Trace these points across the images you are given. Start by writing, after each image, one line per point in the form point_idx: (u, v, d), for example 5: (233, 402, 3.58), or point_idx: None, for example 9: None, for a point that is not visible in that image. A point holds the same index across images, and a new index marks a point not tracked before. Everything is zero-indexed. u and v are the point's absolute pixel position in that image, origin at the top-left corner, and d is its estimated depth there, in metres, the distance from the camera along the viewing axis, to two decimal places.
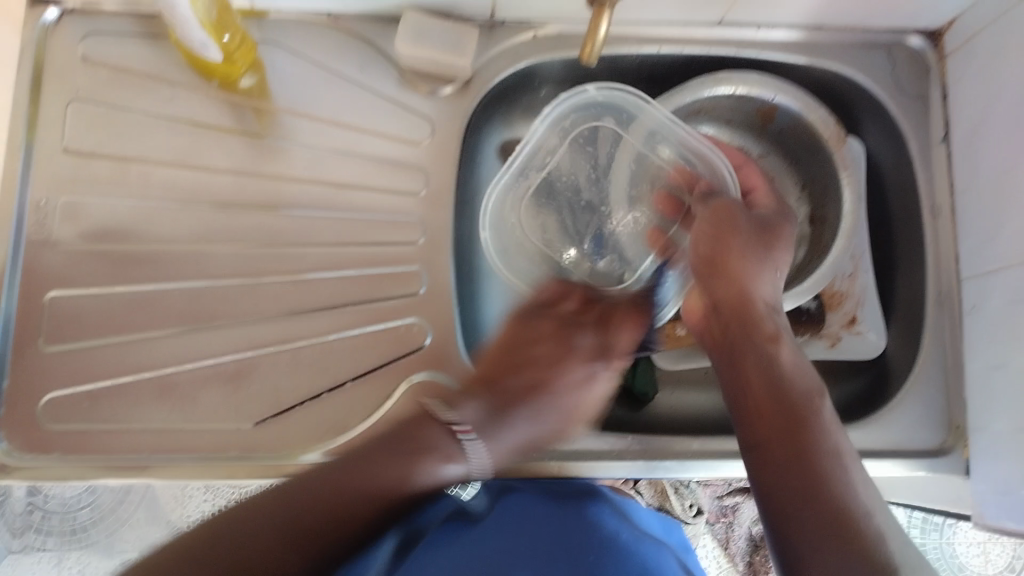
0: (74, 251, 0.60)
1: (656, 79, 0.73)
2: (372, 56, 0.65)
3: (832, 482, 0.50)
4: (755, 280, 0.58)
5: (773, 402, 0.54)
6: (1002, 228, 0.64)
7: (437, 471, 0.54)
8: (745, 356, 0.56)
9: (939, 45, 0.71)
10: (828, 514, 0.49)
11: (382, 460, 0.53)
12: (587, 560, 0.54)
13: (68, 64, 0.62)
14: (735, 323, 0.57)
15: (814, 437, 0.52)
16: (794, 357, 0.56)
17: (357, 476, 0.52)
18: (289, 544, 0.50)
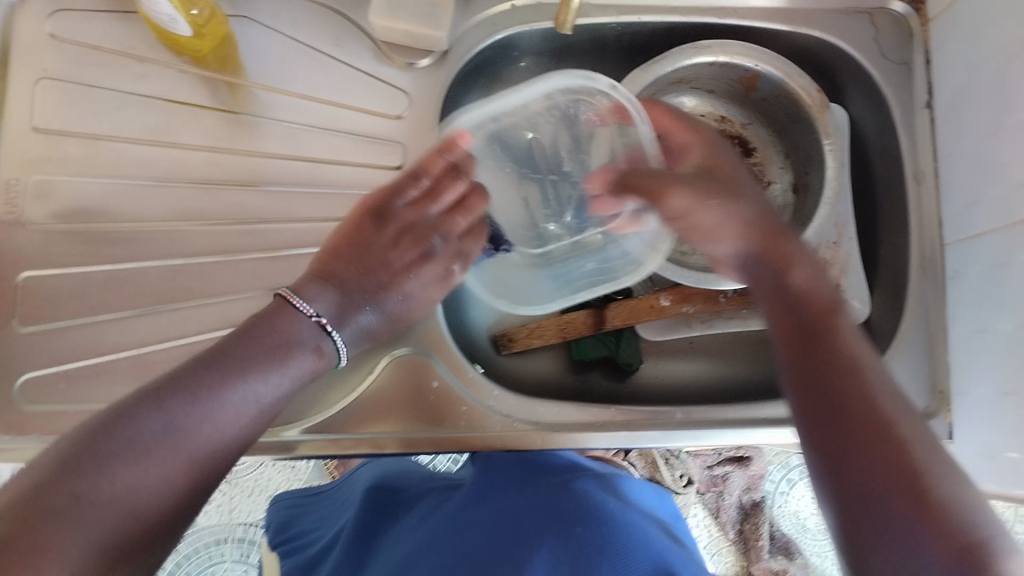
0: (48, 231, 0.60)
1: (638, 49, 0.73)
2: (347, 28, 0.64)
3: (866, 397, 0.46)
4: (718, 223, 0.55)
5: (797, 328, 0.51)
6: (984, 193, 0.63)
7: (267, 378, 0.50)
8: (772, 291, 0.54)
9: (922, 10, 0.71)
10: (879, 428, 0.45)
11: (228, 365, 0.49)
12: (576, 528, 0.54)
13: (36, 41, 0.61)
14: (765, 254, 0.55)
15: (839, 354, 0.49)
16: (807, 278, 0.54)
17: (206, 381, 0.48)
18: (171, 474, 0.45)
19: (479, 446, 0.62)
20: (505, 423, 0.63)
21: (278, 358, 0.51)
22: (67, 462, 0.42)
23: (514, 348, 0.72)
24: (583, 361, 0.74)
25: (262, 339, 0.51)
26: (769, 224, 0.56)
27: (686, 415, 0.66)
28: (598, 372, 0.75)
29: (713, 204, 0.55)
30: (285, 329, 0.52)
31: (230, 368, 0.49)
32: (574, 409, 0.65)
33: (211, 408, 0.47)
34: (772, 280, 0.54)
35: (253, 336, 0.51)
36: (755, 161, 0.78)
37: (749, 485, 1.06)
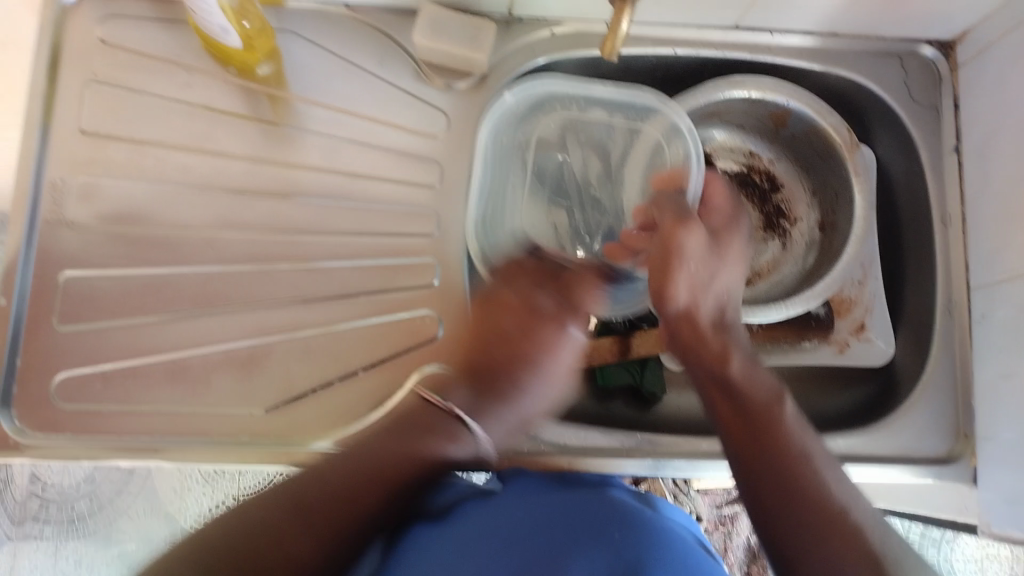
0: (90, 232, 0.61)
1: (670, 79, 0.74)
2: (389, 48, 0.66)
3: (809, 474, 0.52)
4: (684, 282, 0.58)
5: (741, 423, 0.55)
6: (1011, 240, 0.64)
7: (433, 448, 0.58)
8: (714, 388, 0.57)
9: (952, 55, 0.72)
10: (827, 516, 0.50)
11: (424, 433, 0.58)
12: (614, 538, 0.54)
13: (88, 46, 0.63)
14: (694, 346, 0.58)
15: (784, 441, 0.54)
16: (744, 367, 0.57)
17: (414, 445, 0.57)
18: (291, 535, 0.52)
19: (504, 463, 0.64)
20: (532, 445, 0.64)
21: (450, 433, 0.59)
22: (223, 565, 0.49)
23: None
24: (606, 388, 0.75)
25: (408, 430, 0.58)
26: (717, 310, 0.60)
27: (710, 444, 0.66)
28: (621, 400, 0.75)
29: (697, 256, 0.58)
30: (439, 429, 0.58)
31: (391, 452, 0.56)
32: (601, 434, 0.65)
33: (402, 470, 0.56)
34: (710, 374, 0.57)
35: (394, 434, 0.57)
36: (782, 196, 0.79)
37: None
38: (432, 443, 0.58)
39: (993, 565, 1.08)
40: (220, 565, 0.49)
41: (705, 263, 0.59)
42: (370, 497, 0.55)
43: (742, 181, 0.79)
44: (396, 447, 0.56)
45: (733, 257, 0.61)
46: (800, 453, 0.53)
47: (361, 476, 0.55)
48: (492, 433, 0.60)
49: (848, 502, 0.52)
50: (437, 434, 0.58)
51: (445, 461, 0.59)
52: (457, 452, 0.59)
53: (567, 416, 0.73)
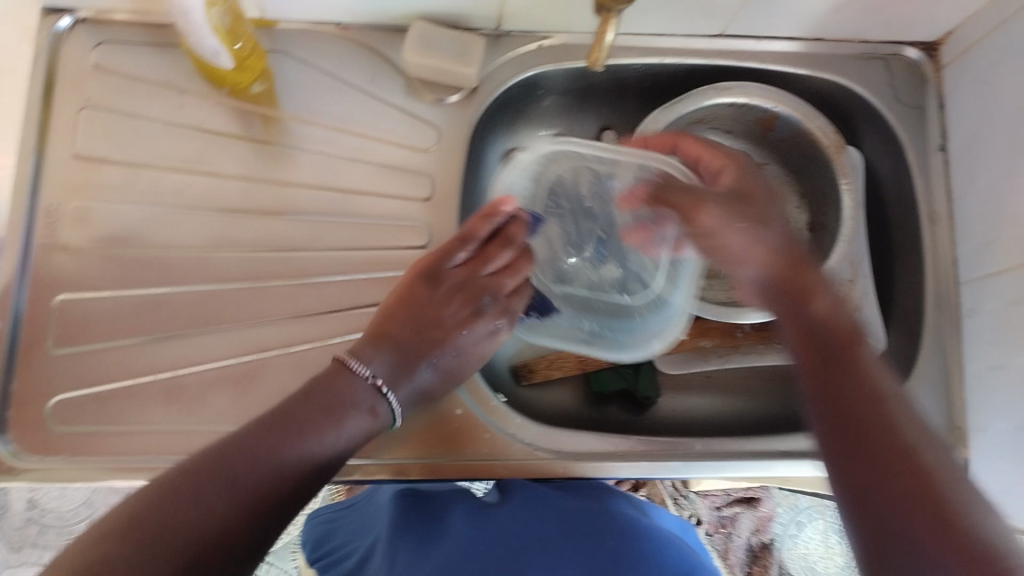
0: (84, 255, 0.61)
1: (657, 90, 0.75)
2: (380, 65, 0.66)
3: (879, 406, 0.49)
4: (737, 245, 0.58)
5: (817, 343, 0.53)
6: (999, 234, 0.65)
7: (352, 427, 0.54)
8: (794, 312, 0.55)
9: (936, 57, 0.73)
10: (898, 442, 0.46)
11: (290, 426, 0.51)
12: (609, 543, 0.57)
13: (79, 71, 0.63)
14: (784, 276, 0.56)
15: (860, 375, 0.51)
16: (829, 303, 0.55)
17: (284, 425, 0.51)
18: (213, 506, 0.45)
19: (501, 472, 0.63)
20: (526, 451, 0.64)
21: (337, 415, 0.53)
22: (136, 513, 0.43)
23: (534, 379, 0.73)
24: (601, 394, 0.75)
25: (317, 402, 0.53)
26: (794, 251, 0.58)
27: (706, 445, 0.66)
28: (616, 405, 0.76)
29: (734, 224, 0.58)
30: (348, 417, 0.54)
31: (273, 437, 0.50)
32: (595, 439, 0.65)
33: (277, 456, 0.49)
34: (789, 294, 0.56)
35: (313, 401, 0.53)
36: None
37: (757, 527, 1.08)
38: (335, 429, 0.53)
39: None
40: (149, 503, 0.44)
41: (755, 228, 0.58)
42: (243, 474, 0.47)
43: None
44: (277, 433, 0.50)
45: (770, 217, 0.59)
46: (871, 393, 0.49)
47: (263, 435, 0.50)
48: (400, 394, 0.58)
49: (949, 478, 0.45)
50: (353, 408, 0.55)
51: (347, 441, 0.54)
52: (344, 432, 0.53)
53: (562, 421, 0.74)
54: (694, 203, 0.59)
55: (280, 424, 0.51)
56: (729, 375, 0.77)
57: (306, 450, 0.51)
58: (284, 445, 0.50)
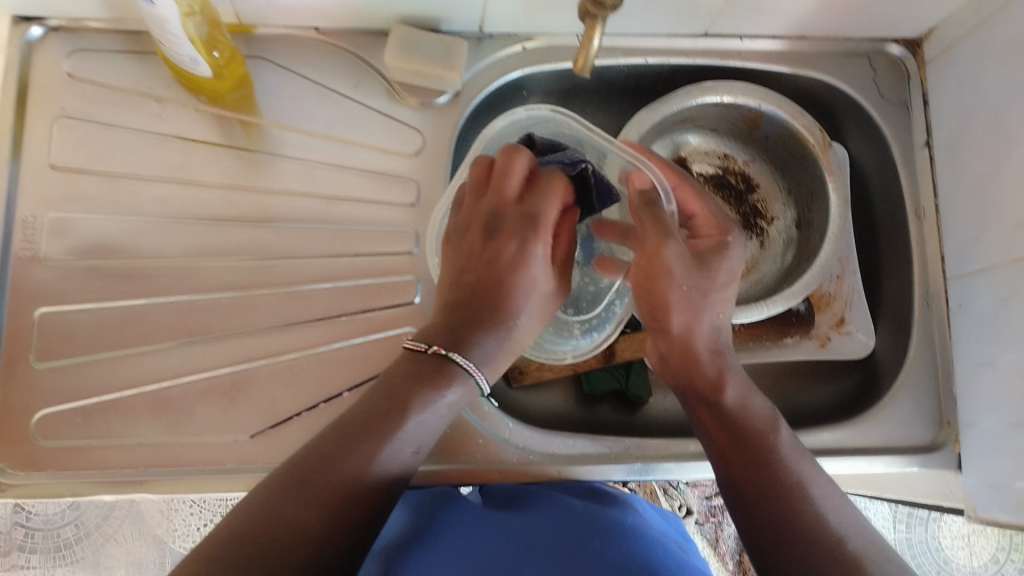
0: (65, 267, 0.60)
1: (642, 90, 0.74)
2: (361, 69, 0.65)
3: (787, 485, 0.52)
4: (677, 305, 0.58)
5: (732, 444, 0.55)
6: (985, 232, 0.65)
7: (422, 402, 0.50)
8: (707, 415, 0.57)
9: (919, 53, 0.73)
10: (798, 510, 0.50)
11: (409, 402, 0.50)
12: (595, 542, 0.55)
13: (54, 80, 0.62)
14: (690, 373, 0.59)
15: (773, 464, 0.53)
16: (739, 394, 0.57)
17: (395, 405, 0.50)
18: (301, 505, 0.44)
19: (496, 477, 0.64)
20: (521, 455, 0.65)
21: (436, 382, 0.51)
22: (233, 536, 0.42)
23: (524, 382, 0.73)
24: (592, 394, 0.75)
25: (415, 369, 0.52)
26: (714, 339, 0.59)
27: (700, 446, 0.67)
28: (608, 404, 0.76)
29: (684, 271, 0.57)
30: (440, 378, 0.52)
31: (379, 426, 0.48)
32: (588, 441, 0.66)
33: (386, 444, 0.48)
34: (699, 397, 0.58)
35: (396, 388, 0.51)
36: (758, 197, 0.79)
37: None
38: (430, 397, 0.51)
39: (981, 540, 1.09)
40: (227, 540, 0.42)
41: (695, 284, 0.58)
42: (366, 473, 0.47)
43: (718, 182, 0.79)
44: (386, 417, 0.49)
45: (715, 270, 0.58)
46: (775, 475, 0.52)
47: (351, 433, 0.48)
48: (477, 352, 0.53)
49: (839, 523, 0.50)
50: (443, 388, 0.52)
51: (437, 415, 0.51)
52: (438, 409, 0.51)
53: (554, 422, 0.74)
54: (658, 242, 0.57)
55: (386, 411, 0.49)
56: None
57: (407, 439, 0.50)
58: (380, 433, 0.48)
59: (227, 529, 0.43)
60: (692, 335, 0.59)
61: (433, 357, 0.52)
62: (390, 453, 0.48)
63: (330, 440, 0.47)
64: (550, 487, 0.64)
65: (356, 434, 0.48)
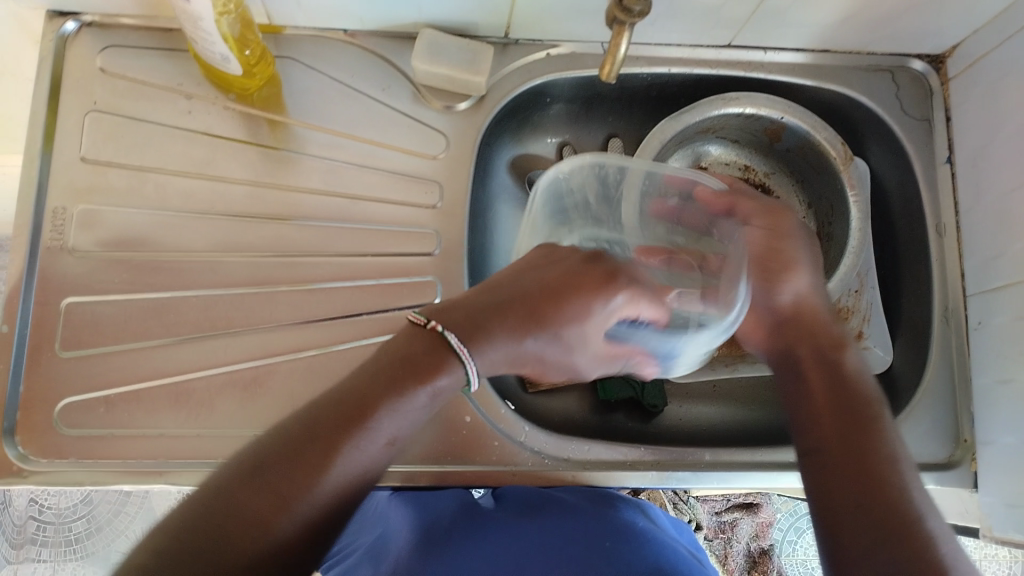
0: (92, 258, 0.61)
1: (663, 101, 0.75)
2: (388, 72, 0.66)
3: (883, 462, 0.49)
4: (800, 264, 0.59)
5: (836, 412, 0.53)
6: (1006, 249, 0.65)
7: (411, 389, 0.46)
8: (815, 370, 0.56)
9: (942, 69, 0.73)
10: (888, 483, 0.48)
11: (366, 418, 0.45)
12: (607, 544, 0.56)
13: (87, 75, 0.64)
14: (808, 331, 0.58)
15: (874, 441, 0.51)
16: (855, 360, 0.57)
17: (345, 430, 0.44)
18: (262, 510, 0.42)
19: (509, 479, 0.64)
20: (537, 458, 0.65)
21: (432, 366, 0.47)
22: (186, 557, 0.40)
23: (540, 386, 0.73)
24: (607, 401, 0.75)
25: (396, 354, 0.47)
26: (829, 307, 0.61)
27: (714, 455, 0.67)
28: (622, 413, 0.76)
29: (807, 237, 0.61)
30: (420, 389, 0.46)
31: (352, 421, 0.44)
32: (605, 448, 0.67)
33: (343, 461, 0.44)
34: (811, 350, 0.57)
35: (372, 380, 0.46)
36: None
37: (757, 533, 1.08)
38: (395, 403, 0.46)
39: (993, 565, 1.08)
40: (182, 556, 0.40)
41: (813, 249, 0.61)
42: (338, 473, 0.44)
43: None
44: (345, 430, 0.44)
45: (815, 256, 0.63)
46: (872, 445, 0.50)
47: (309, 436, 0.44)
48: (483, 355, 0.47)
49: (922, 502, 0.48)
50: (412, 399, 0.46)
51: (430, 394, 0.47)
52: (400, 419, 0.46)
53: (568, 427, 0.74)
54: (774, 210, 0.61)
55: (340, 422, 0.44)
56: (732, 386, 0.78)
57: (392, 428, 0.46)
58: (334, 452, 0.44)
59: (172, 549, 0.40)
60: (812, 300, 0.59)
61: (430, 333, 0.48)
62: (353, 470, 0.44)
63: (281, 462, 0.43)
64: (569, 489, 0.64)
65: (314, 456, 0.43)
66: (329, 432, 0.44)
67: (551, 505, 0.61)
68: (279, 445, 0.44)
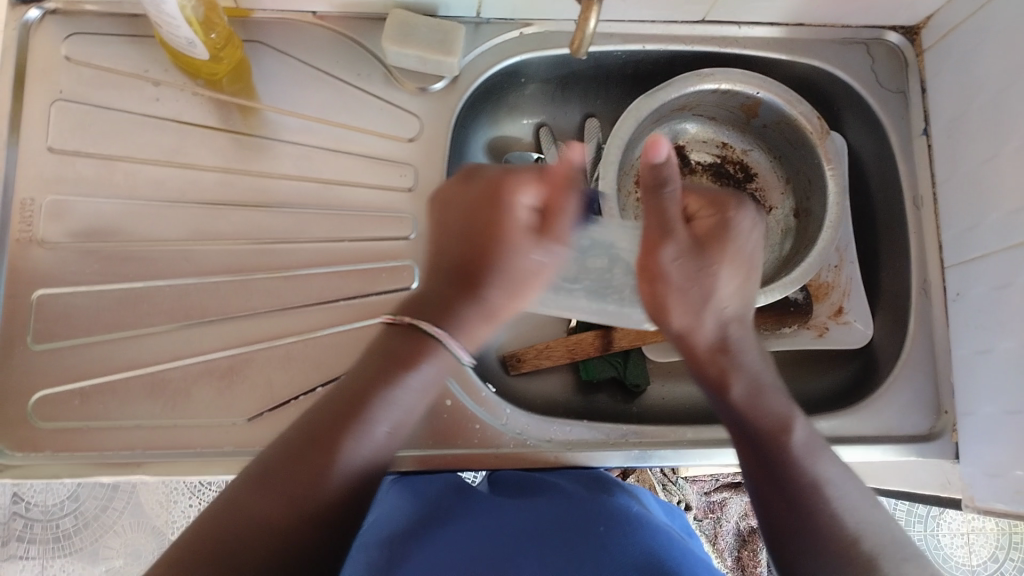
0: (62, 249, 0.61)
1: (639, 79, 0.75)
2: (359, 54, 0.65)
3: (803, 488, 0.51)
4: (676, 308, 0.54)
5: (747, 446, 0.54)
6: (984, 218, 0.65)
7: (382, 395, 0.49)
8: (720, 412, 0.56)
9: (917, 41, 0.73)
10: (811, 513, 0.51)
11: (371, 391, 0.49)
12: (600, 528, 0.55)
13: (53, 62, 0.62)
14: (699, 370, 0.56)
15: (790, 468, 0.52)
16: (746, 390, 0.55)
17: (327, 449, 0.47)
18: (252, 549, 0.43)
19: (492, 462, 0.64)
20: (517, 440, 0.65)
21: (416, 349, 0.51)
22: None
23: (522, 369, 0.73)
24: (591, 382, 0.76)
25: (398, 352, 0.51)
26: (721, 332, 0.55)
27: (696, 433, 0.67)
28: (606, 394, 0.76)
29: (682, 276, 0.53)
30: (420, 367, 0.50)
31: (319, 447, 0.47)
32: (585, 428, 0.67)
33: (349, 447, 0.47)
34: (713, 395, 0.56)
35: (367, 372, 0.50)
36: (757, 185, 0.80)
37: (746, 511, 1.07)
38: (386, 392, 0.49)
39: (980, 538, 1.09)
40: None
41: (690, 278, 0.53)
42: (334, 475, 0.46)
43: (716, 172, 0.80)
44: (334, 441, 0.47)
45: (707, 270, 0.53)
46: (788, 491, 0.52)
47: (305, 449, 0.47)
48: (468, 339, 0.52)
49: (857, 522, 0.50)
50: (412, 371, 0.50)
51: (385, 388, 0.49)
52: (366, 443, 0.48)
53: (551, 410, 0.74)
54: (652, 243, 0.53)
55: (306, 448, 0.47)
56: None
57: (384, 419, 0.49)
58: (346, 434, 0.48)
59: None
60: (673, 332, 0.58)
61: (404, 330, 0.52)
62: (346, 472, 0.47)
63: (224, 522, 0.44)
64: (563, 477, 0.64)
65: (306, 490, 0.46)
66: (312, 432, 0.48)
67: (550, 494, 0.61)
68: (287, 442, 0.48)
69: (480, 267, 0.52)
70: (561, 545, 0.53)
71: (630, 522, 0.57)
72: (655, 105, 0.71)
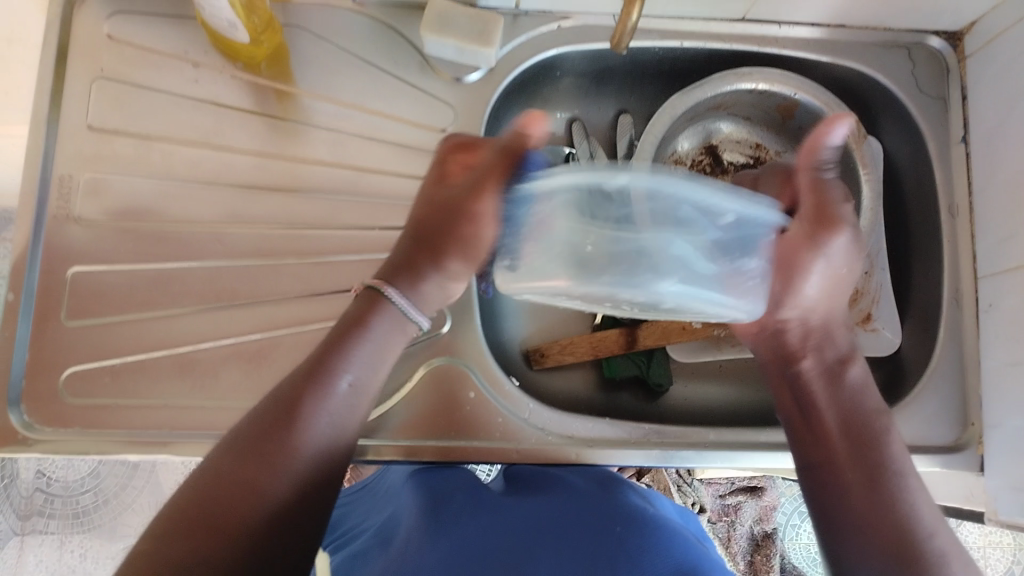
0: (97, 227, 0.61)
1: (675, 76, 0.74)
2: (395, 42, 0.65)
3: (883, 472, 0.52)
4: (815, 278, 0.54)
5: (835, 423, 0.55)
6: (1020, 228, 0.64)
7: (343, 359, 0.53)
8: (789, 389, 0.58)
9: (959, 46, 0.72)
10: (886, 495, 0.51)
11: (329, 354, 0.53)
12: (615, 528, 0.56)
13: (95, 41, 0.63)
14: (789, 352, 0.58)
15: (873, 453, 0.53)
16: (860, 376, 0.57)
17: (300, 408, 0.50)
18: (241, 494, 0.46)
19: (514, 457, 0.64)
20: (539, 436, 0.65)
21: (371, 316, 0.55)
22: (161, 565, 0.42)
23: (546, 364, 0.73)
24: (613, 379, 0.75)
25: (361, 323, 0.55)
26: (833, 330, 0.58)
27: (718, 435, 0.67)
28: (628, 392, 0.76)
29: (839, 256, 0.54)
30: (374, 324, 0.54)
31: (295, 405, 0.50)
32: (608, 426, 0.66)
33: (319, 403, 0.51)
34: (781, 371, 0.59)
35: (330, 341, 0.54)
36: None
37: (761, 517, 1.06)
38: (347, 351, 0.53)
39: (997, 552, 1.08)
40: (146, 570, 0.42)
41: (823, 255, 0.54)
42: (308, 429, 0.50)
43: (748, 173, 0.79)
44: (306, 399, 0.51)
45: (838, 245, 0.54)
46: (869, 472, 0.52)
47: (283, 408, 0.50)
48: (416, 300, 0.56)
49: (929, 518, 0.50)
50: (368, 332, 0.54)
51: (341, 351, 0.53)
52: (333, 403, 0.51)
53: (573, 407, 0.74)
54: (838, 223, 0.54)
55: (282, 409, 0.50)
56: (740, 365, 0.77)
57: (347, 376, 0.53)
58: (311, 392, 0.51)
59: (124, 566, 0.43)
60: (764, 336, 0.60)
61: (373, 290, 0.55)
62: (319, 427, 0.50)
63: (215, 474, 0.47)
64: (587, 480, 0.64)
65: (277, 452, 0.48)
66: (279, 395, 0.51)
67: (566, 494, 0.61)
68: (264, 406, 0.51)
69: (438, 235, 0.55)
70: (576, 542, 0.55)
71: (641, 527, 0.57)
72: (691, 102, 0.71)
